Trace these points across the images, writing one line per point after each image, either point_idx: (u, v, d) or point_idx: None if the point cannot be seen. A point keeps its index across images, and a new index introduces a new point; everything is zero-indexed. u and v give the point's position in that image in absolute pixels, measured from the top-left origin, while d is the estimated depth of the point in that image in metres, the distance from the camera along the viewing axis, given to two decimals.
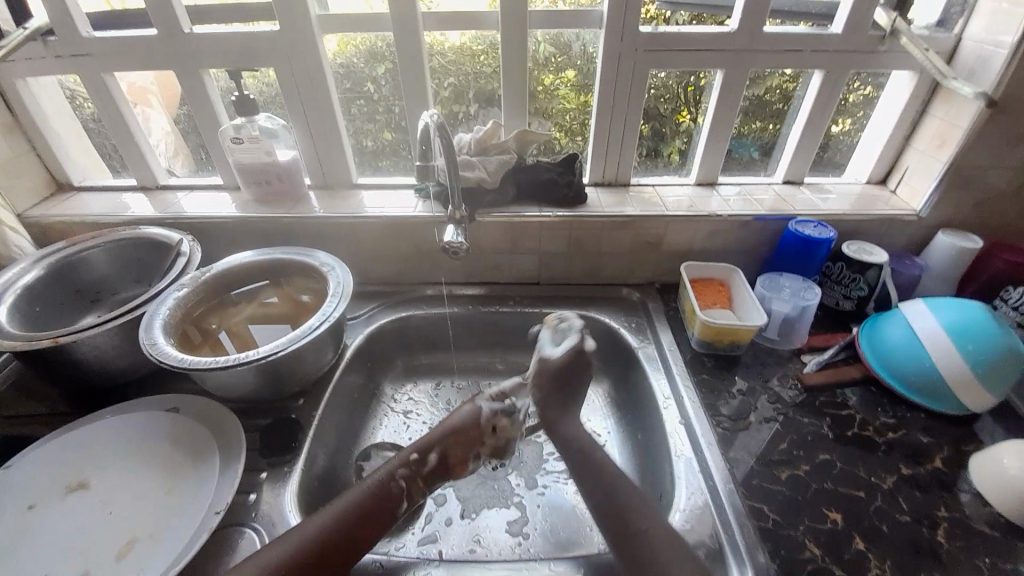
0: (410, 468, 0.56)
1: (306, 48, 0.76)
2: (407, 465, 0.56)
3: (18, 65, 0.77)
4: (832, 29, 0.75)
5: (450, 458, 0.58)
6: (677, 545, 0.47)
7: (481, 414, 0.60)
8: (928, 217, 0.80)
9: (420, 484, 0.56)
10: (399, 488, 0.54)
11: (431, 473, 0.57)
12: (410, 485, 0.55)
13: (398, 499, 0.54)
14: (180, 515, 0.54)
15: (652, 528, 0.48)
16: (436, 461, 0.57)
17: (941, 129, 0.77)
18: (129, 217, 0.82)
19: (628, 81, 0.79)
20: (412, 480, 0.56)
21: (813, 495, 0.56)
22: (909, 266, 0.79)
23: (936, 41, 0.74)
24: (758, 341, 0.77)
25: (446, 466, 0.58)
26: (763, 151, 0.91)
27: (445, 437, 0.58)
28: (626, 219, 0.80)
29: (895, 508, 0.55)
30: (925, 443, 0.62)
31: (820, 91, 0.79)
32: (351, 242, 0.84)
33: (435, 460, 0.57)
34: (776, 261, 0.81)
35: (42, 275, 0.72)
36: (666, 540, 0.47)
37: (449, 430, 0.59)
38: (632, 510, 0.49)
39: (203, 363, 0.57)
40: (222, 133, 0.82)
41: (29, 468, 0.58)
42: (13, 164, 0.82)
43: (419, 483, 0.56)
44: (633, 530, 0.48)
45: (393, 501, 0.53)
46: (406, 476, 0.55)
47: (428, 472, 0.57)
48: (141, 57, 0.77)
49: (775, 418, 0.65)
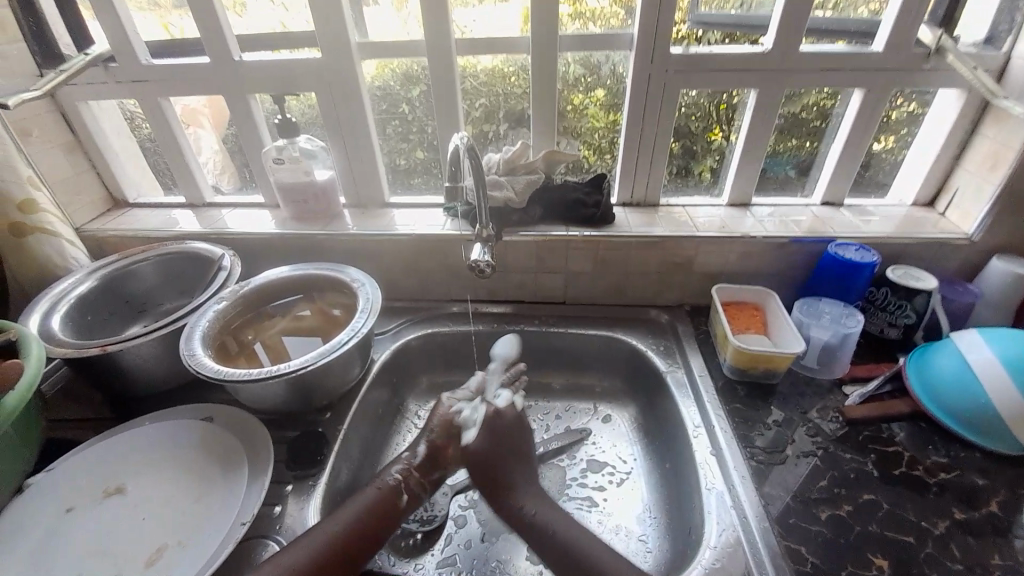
0: (405, 464, 0.61)
1: (345, 72, 0.79)
2: (403, 462, 0.61)
3: (83, 91, 0.84)
4: (873, 47, 0.73)
5: (437, 444, 0.62)
6: None
7: (445, 403, 0.66)
8: (981, 240, 0.75)
9: (416, 476, 0.60)
10: (396, 482, 0.58)
11: (424, 465, 0.61)
12: (406, 478, 0.59)
13: (398, 491, 0.57)
14: (208, 524, 0.56)
15: None
16: (425, 452, 0.62)
17: (993, 149, 0.73)
18: (176, 232, 0.87)
19: (659, 101, 0.78)
20: (408, 474, 0.60)
21: (857, 538, 0.53)
22: (961, 293, 0.74)
23: (985, 59, 0.71)
24: (795, 368, 0.74)
25: (436, 456, 0.62)
26: (800, 170, 0.88)
27: (428, 431, 0.64)
28: (655, 239, 0.79)
29: (948, 556, 0.51)
30: (981, 485, 0.57)
31: (860, 109, 0.77)
32: (381, 258, 0.86)
33: (424, 451, 0.62)
34: (815, 285, 0.78)
35: (94, 286, 0.76)
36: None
37: (430, 427, 0.64)
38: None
39: (237, 376, 0.59)
40: (264, 153, 0.86)
41: (70, 471, 0.60)
42: (74, 182, 0.88)
43: (416, 476, 0.60)
44: None
45: (396, 498, 0.57)
46: (402, 471, 0.60)
47: (421, 465, 0.61)
48: (192, 83, 0.82)
49: (814, 452, 0.62)
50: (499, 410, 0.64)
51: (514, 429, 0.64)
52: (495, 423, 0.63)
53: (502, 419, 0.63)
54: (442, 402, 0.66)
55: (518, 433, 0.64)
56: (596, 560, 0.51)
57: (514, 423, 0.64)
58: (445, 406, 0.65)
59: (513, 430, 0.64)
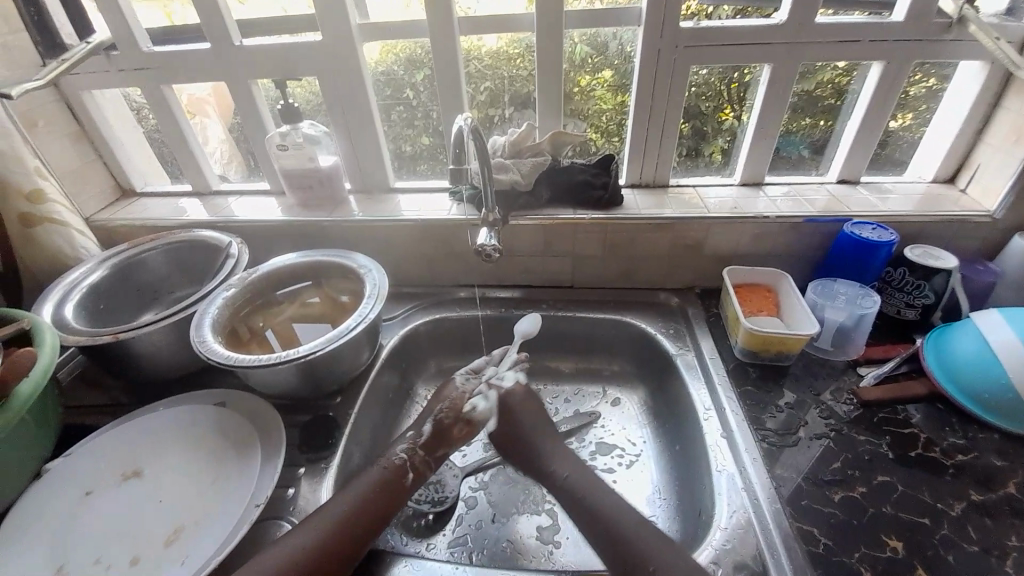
0: (410, 443, 0.61)
1: (348, 57, 0.78)
2: (408, 440, 0.61)
3: (87, 80, 0.84)
4: (892, 18, 0.70)
5: (444, 422, 0.63)
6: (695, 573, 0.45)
7: (456, 386, 0.68)
8: (1004, 218, 0.72)
9: (422, 455, 0.60)
10: (402, 461, 0.58)
11: (430, 443, 0.61)
12: (411, 456, 0.59)
13: (404, 470, 0.58)
14: (223, 506, 0.57)
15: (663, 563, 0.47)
16: (431, 430, 0.62)
17: (1017, 123, 0.70)
18: (184, 221, 0.87)
19: (667, 79, 0.76)
20: (413, 452, 0.60)
21: (870, 519, 0.52)
22: (981, 272, 0.72)
23: (1008, 29, 0.68)
24: (809, 351, 0.73)
25: (442, 433, 0.63)
26: (814, 148, 0.85)
27: (435, 410, 0.65)
28: (664, 222, 0.78)
29: (964, 537, 0.50)
30: (998, 467, 0.56)
31: (878, 85, 0.74)
32: (387, 244, 0.86)
33: (429, 430, 0.62)
34: (830, 265, 0.76)
35: (106, 274, 0.77)
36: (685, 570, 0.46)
37: (435, 408, 0.65)
38: (640, 542, 0.49)
39: (247, 361, 0.60)
40: (268, 140, 0.86)
41: (87, 456, 0.62)
42: (82, 172, 0.89)
43: (422, 454, 0.60)
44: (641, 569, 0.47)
45: (402, 480, 0.57)
46: (408, 450, 0.60)
47: (427, 443, 0.61)
48: (195, 71, 0.81)
49: (826, 434, 0.61)
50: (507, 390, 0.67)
51: (524, 403, 0.66)
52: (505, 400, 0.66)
53: (512, 397, 0.66)
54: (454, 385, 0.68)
55: (533, 404, 0.67)
56: (624, 524, 0.51)
57: (525, 397, 0.67)
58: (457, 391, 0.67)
59: (525, 403, 0.66)
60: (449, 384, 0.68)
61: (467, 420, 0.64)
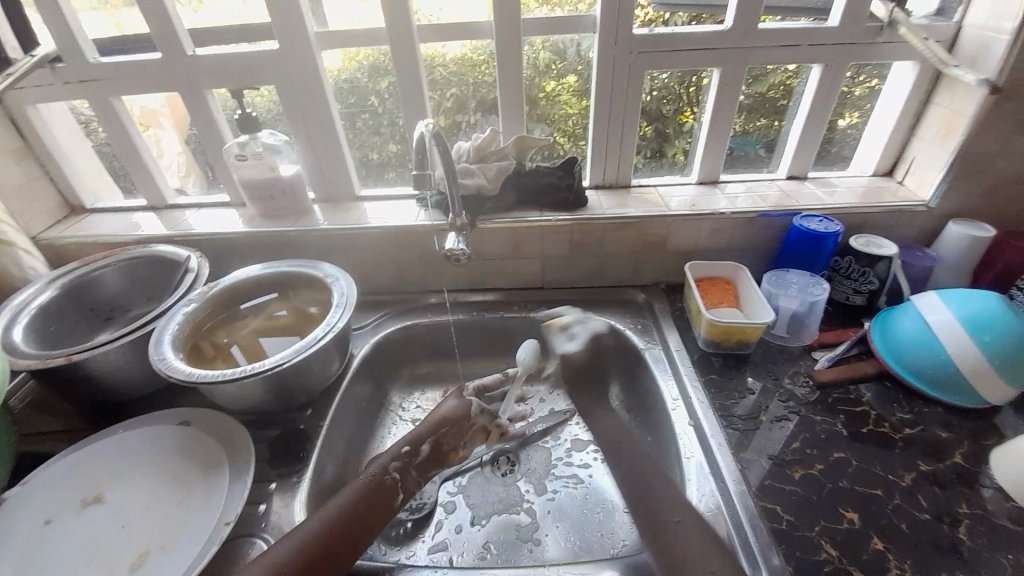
0: (402, 460, 0.59)
1: (309, 65, 0.77)
2: (400, 458, 0.59)
3: (29, 92, 0.80)
4: (829, 23, 0.75)
5: (443, 447, 0.63)
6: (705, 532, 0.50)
7: (470, 409, 0.66)
8: (938, 207, 0.78)
9: (413, 475, 0.59)
10: (393, 480, 0.57)
11: (424, 464, 0.60)
12: (404, 476, 0.58)
13: (395, 490, 0.56)
14: (189, 528, 0.55)
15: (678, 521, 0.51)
16: (429, 451, 0.61)
17: (947, 117, 0.75)
18: (140, 236, 0.84)
19: (626, 84, 0.79)
20: (406, 471, 0.59)
21: (829, 494, 0.55)
22: (921, 258, 0.77)
23: (934, 31, 0.73)
24: (768, 338, 0.76)
25: (439, 456, 0.62)
26: (767, 147, 0.90)
27: (436, 431, 0.63)
28: (628, 220, 0.80)
29: (914, 506, 0.54)
30: (943, 438, 0.60)
31: (819, 85, 0.79)
32: (354, 251, 0.85)
33: (428, 450, 0.61)
34: (783, 257, 0.80)
35: (56, 294, 0.73)
36: (698, 534, 0.50)
37: (438, 429, 0.63)
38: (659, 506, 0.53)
39: (211, 377, 0.58)
40: (227, 150, 0.84)
41: (40, 486, 0.59)
42: (27, 189, 0.85)
43: (414, 474, 0.59)
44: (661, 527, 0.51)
45: (391, 494, 0.56)
46: (399, 468, 0.58)
47: (422, 462, 0.60)
48: (148, 81, 0.79)
49: (787, 417, 0.64)
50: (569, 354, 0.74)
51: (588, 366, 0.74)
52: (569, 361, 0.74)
53: (575, 359, 0.74)
54: (456, 402, 0.66)
55: (598, 364, 0.75)
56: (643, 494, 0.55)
57: (591, 356, 0.75)
58: (459, 406, 0.66)
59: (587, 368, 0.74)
60: (460, 397, 0.67)
61: (463, 445, 0.65)
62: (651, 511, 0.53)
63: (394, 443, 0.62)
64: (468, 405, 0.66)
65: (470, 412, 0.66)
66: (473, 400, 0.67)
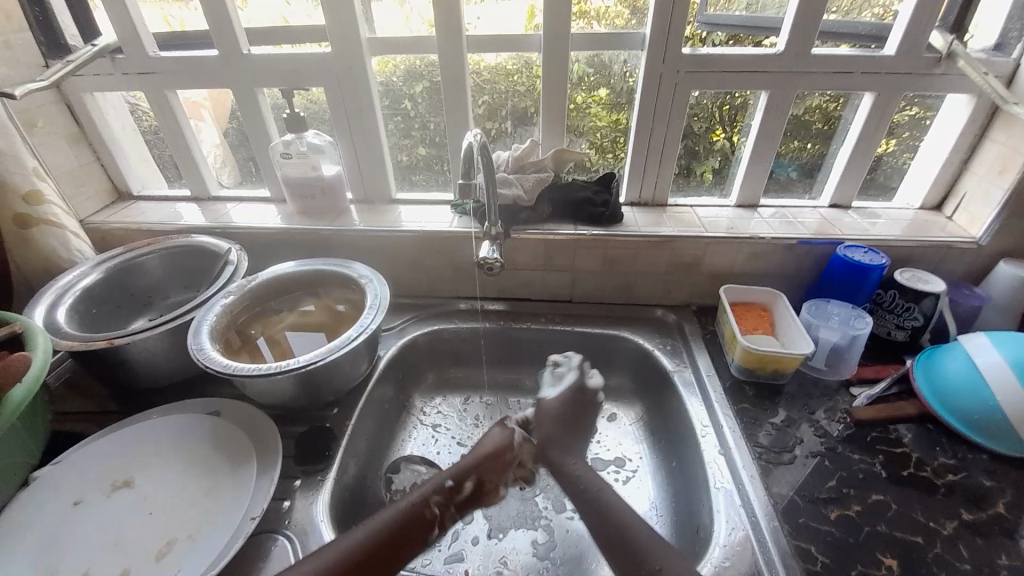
0: (445, 495, 0.55)
1: (357, 68, 0.79)
2: (443, 492, 0.56)
3: (87, 81, 0.83)
4: (884, 51, 0.73)
5: (484, 484, 0.58)
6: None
7: (514, 438, 0.62)
8: (988, 244, 0.75)
9: (452, 512, 0.55)
10: (432, 514, 0.54)
11: (466, 501, 0.57)
12: (443, 512, 0.55)
13: (430, 525, 0.53)
14: (216, 518, 0.55)
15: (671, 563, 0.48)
16: (471, 489, 0.57)
17: (1002, 155, 0.73)
18: (182, 226, 0.87)
19: (668, 104, 0.78)
20: (446, 507, 0.55)
21: (866, 538, 0.53)
22: (968, 296, 0.75)
23: (994, 65, 0.71)
24: (803, 369, 0.74)
25: (479, 493, 0.58)
26: (803, 172, 0.88)
27: (480, 464, 0.59)
28: (663, 238, 0.79)
29: (956, 557, 0.51)
30: (988, 487, 0.58)
31: (869, 114, 0.77)
32: (387, 254, 0.86)
33: (469, 488, 0.57)
34: (823, 286, 0.78)
35: (100, 278, 0.76)
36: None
37: (482, 457, 0.59)
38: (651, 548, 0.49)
39: (246, 370, 0.59)
40: (272, 147, 0.86)
41: (77, 463, 0.60)
42: (78, 174, 0.88)
43: (453, 510, 0.56)
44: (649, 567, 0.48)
45: (425, 530, 0.52)
46: (439, 503, 0.55)
47: (462, 500, 0.56)
48: (201, 77, 0.82)
49: (821, 452, 0.62)
50: (545, 399, 0.68)
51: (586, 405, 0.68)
52: (545, 410, 0.67)
53: (551, 405, 0.67)
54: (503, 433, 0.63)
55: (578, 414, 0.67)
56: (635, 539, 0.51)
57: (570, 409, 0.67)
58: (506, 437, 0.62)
59: (575, 412, 0.67)
60: (504, 427, 0.63)
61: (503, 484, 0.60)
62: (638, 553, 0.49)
63: (437, 472, 0.58)
64: (512, 436, 0.62)
65: (514, 442, 0.62)
66: (519, 429, 0.64)
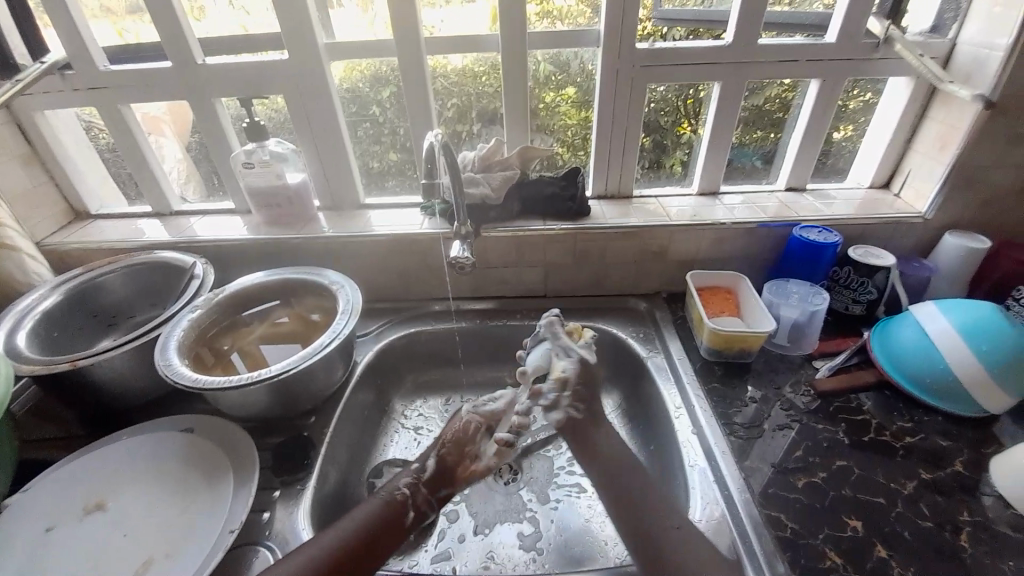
0: (413, 476, 0.58)
1: (318, 73, 0.78)
2: (412, 474, 0.58)
3: (36, 99, 0.81)
4: (827, 39, 0.77)
5: (449, 459, 0.60)
6: (704, 544, 0.49)
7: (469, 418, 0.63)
8: (934, 218, 0.79)
9: (424, 492, 0.57)
10: (403, 496, 0.55)
11: (433, 480, 0.58)
12: (414, 491, 0.56)
13: (405, 508, 0.54)
14: (194, 535, 0.54)
15: (677, 526, 0.51)
16: (434, 466, 0.59)
17: (941, 132, 0.77)
18: (144, 243, 0.85)
19: (628, 98, 0.80)
20: (416, 488, 0.57)
21: (832, 502, 0.56)
22: (918, 268, 0.79)
23: (930, 47, 0.75)
24: (768, 348, 0.77)
25: (445, 473, 0.59)
26: (765, 159, 0.91)
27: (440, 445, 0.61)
28: (630, 230, 0.81)
29: (917, 514, 0.54)
30: (944, 447, 0.61)
31: (818, 98, 0.80)
32: (360, 260, 0.86)
33: (432, 465, 0.59)
34: (784, 266, 0.81)
35: (60, 300, 0.74)
36: (696, 542, 0.49)
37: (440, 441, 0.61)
38: (659, 513, 0.52)
39: (217, 383, 0.58)
40: (234, 158, 0.85)
41: (44, 490, 0.59)
42: (31, 195, 0.85)
43: (424, 490, 0.57)
44: (659, 528, 0.50)
45: (400, 517, 0.54)
46: (409, 484, 0.57)
47: (430, 478, 0.58)
48: (157, 90, 0.80)
49: (789, 425, 0.65)
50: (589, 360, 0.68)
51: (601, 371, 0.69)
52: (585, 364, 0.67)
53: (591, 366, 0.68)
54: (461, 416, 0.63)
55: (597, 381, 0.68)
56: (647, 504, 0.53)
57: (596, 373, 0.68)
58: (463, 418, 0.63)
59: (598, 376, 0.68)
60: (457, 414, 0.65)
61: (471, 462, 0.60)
62: (638, 513, 0.52)
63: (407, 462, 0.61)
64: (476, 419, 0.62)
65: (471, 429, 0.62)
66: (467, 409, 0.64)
